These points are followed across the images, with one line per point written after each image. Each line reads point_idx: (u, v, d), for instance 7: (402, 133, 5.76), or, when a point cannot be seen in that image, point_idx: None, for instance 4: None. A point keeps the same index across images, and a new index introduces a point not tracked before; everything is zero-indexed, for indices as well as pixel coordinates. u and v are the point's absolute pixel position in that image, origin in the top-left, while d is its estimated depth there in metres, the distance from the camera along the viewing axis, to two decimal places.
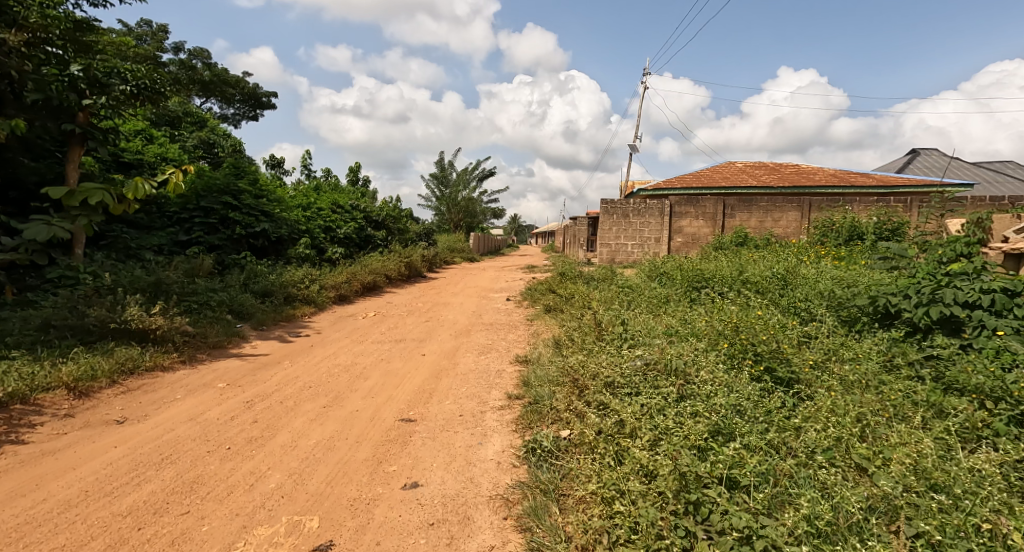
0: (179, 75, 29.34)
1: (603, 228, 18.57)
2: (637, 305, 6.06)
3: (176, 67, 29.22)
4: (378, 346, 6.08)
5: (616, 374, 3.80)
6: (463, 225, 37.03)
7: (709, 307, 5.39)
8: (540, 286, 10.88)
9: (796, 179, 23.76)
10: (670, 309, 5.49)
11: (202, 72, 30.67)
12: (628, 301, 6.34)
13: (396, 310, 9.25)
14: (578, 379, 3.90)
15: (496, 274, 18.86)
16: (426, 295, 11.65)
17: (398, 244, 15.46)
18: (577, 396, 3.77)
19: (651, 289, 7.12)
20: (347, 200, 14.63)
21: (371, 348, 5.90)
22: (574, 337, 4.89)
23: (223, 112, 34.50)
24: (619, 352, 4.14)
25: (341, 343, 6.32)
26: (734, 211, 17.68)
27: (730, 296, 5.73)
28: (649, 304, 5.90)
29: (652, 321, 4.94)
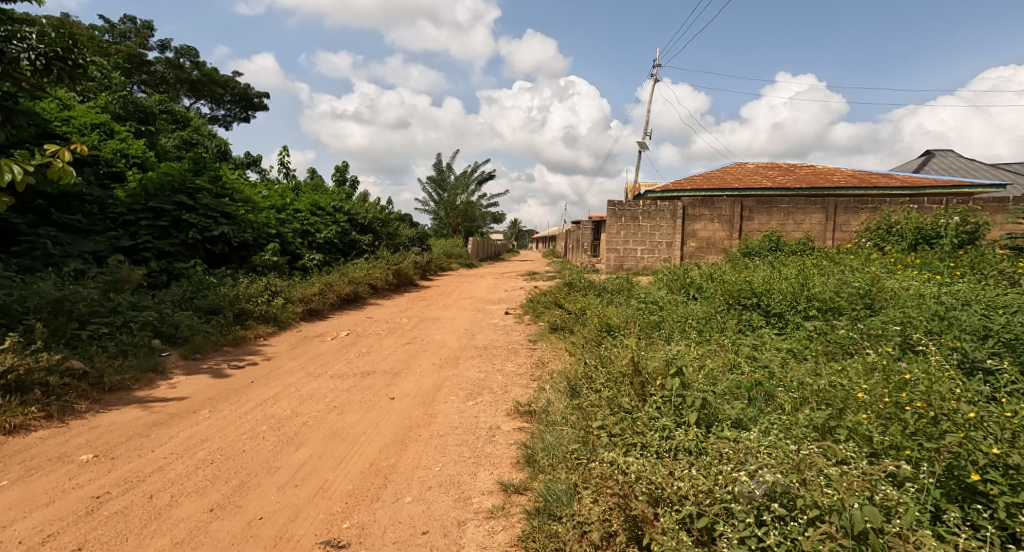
0: (166, 75, 28.11)
1: (610, 232, 17.24)
2: (675, 333, 4.71)
3: (162, 67, 27.94)
4: (342, 382, 4.72)
5: (686, 486, 2.43)
6: (461, 229, 35.70)
7: (781, 351, 4.08)
8: (545, 298, 9.52)
9: (813, 179, 22.46)
10: (728, 346, 4.16)
11: (189, 72, 29.39)
12: (663, 329, 4.98)
13: (376, 328, 7.90)
14: (620, 485, 2.53)
15: (495, 282, 17.57)
16: (415, 307, 10.31)
17: (387, 250, 14.12)
18: (632, 528, 2.42)
19: (686, 306, 5.77)
20: (329, 201, 13.29)
21: (330, 387, 4.54)
22: (601, 389, 3.54)
23: (213, 114, 33.22)
24: (664, 434, 2.85)
25: (297, 377, 4.96)
26: (753, 214, 16.38)
27: (811, 329, 4.37)
28: (692, 335, 4.61)
29: (716, 373, 3.58)
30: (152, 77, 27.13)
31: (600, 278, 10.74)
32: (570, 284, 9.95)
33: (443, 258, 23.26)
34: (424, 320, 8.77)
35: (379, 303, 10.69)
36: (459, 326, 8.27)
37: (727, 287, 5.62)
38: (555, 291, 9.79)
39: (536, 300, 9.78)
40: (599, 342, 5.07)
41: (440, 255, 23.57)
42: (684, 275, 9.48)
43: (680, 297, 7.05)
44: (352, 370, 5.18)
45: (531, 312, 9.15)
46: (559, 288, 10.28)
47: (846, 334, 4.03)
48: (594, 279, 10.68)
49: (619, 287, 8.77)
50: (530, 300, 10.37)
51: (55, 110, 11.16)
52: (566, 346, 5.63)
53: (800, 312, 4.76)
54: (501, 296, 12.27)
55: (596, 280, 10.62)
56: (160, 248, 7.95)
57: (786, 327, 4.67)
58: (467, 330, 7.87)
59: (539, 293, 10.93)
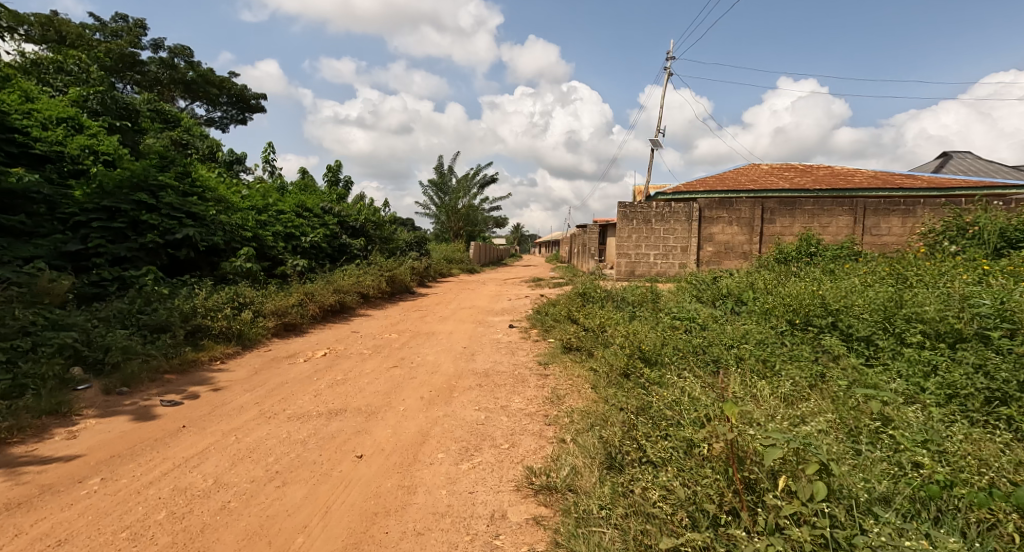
0: (159, 74, 27.07)
1: (621, 235, 16.14)
2: (737, 375, 3.71)
3: (155, 67, 26.88)
4: (307, 423, 3.73)
5: None
6: (463, 234, 34.61)
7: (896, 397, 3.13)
8: (555, 309, 8.45)
9: (832, 181, 21.39)
10: (821, 400, 3.24)
11: (183, 72, 28.35)
12: (719, 369, 3.99)
13: (362, 346, 6.82)
14: None
15: (497, 289, 16.48)
16: (410, 319, 9.25)
17: (381, 255, 13.03)
18: None
19: (741, 324, 4.75)
20: (318, 202, 12.23)
21: (290, 431, 3.56)
22: (656, 471, 2.63)
23: (209, 115, 32.19)
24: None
25: (254, 413, 3.97)
26: (774, 216, 15.30)
27: (922, 365, 3.43)
28: (768, 377, 3.68)
29: (825, 441, 2.64)
30: (145, 77, 26.11)
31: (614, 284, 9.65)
32: (581, 292, 8.88)
33: (442, 264, 22.14)
34: (417, 336, 7.69)
35: (369, 314, 9.62)
36: (458, 343, 7.18)
37: (791, 300, 4.59)
38: (566, 300, 8.72)
39: (545, 311, 8.72)
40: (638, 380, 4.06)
41: (439, 260, 22.44)
42: (712, 283, 8.38)
43: (723, 312, 5.96)
44: (325, 404, 4.17)
45: (538, 326, 8.07)
46: (570, 296, 9.22)
47: (972, 380, 3.11)
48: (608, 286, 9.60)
49: (640, 295, 7.67)
50: (537, 310, 9.31)
51: (13, 100, 10.05)
52: (591, 376, 4.58)
53: (898, 339, 3.76)
54: (504, 306, 11.20)
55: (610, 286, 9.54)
56: (114, 254, 6.86)
57: (881, 359, 3.67)
58: (465, 348, 6.79)
59: (546, 303, 9.85)
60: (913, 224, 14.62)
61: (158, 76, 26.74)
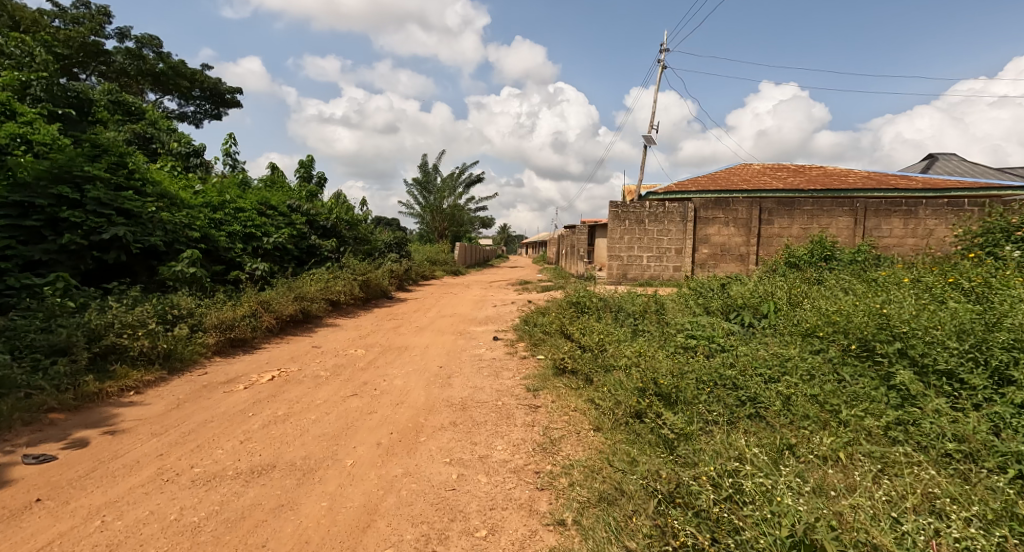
0: (125, 65, 25.71)
1: (612, 236, 15.29)
2: (785, 428, 2.90)
3: (121, 57, 25.54)
4: (218, 486, 2.80)
5: None
6: (447, 234, 33.58)
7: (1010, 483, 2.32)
8: (545, 320, 7.53)
9: (827, 181, 20.74)
10: (906, 473, 2.45)
11: (152, 63, 27.03)
12: (759, 412, 3.16)
13: (321, 365, 5.84)
14: None
15: (482, 293, 15.54)
16: (382, 331, 8.25)
17: (354, 258, 12.01)
18: None
19: (777, 348, 3.91)
20: (284, 200, 11.19)
21: (190, 503, 2.64)
22: None
23: (181, 109, 30.81)
24: None
25: (154, 469, 3.04)
26: (773, 217, 14.54)
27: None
28: (831, 424, 2.89)
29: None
30: (110, 67, 24.74)
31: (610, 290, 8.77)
32: (575, 298, 7.96)
33: (425, 265, 21.11)
34: (388, 352, 6.72)
35: (336, 325, 8.62)
36: (433, 362, 6.22)
37: (841, 320, 3.78)
38: (558, 308, 7.80)
39: (534, 322, 7.79)
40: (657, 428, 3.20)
41: (422, 262, 21.42)
42: (720, 290, 7.50)
43: (746, 328, 5.09)
44: (252, 454, 3.25)
45: (526, 341, 7.14)
46: (562, 302, 8.31)
47: None
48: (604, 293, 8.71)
49: (641, 305, 6.76)
50: (525, 320, 8.37)
51: None
52: (596, 415, 3.70)
53: (991, 374, 2.91)
54: (487, 314, 10.25)
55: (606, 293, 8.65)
56: (26, 257, 5.81)
57: (974, 402, 2.82)
58: (442, 368, 5.84)
59: (535, 311, 8.92)
60: (916, 226, 13.95)
61: (125, 66, 25.39)
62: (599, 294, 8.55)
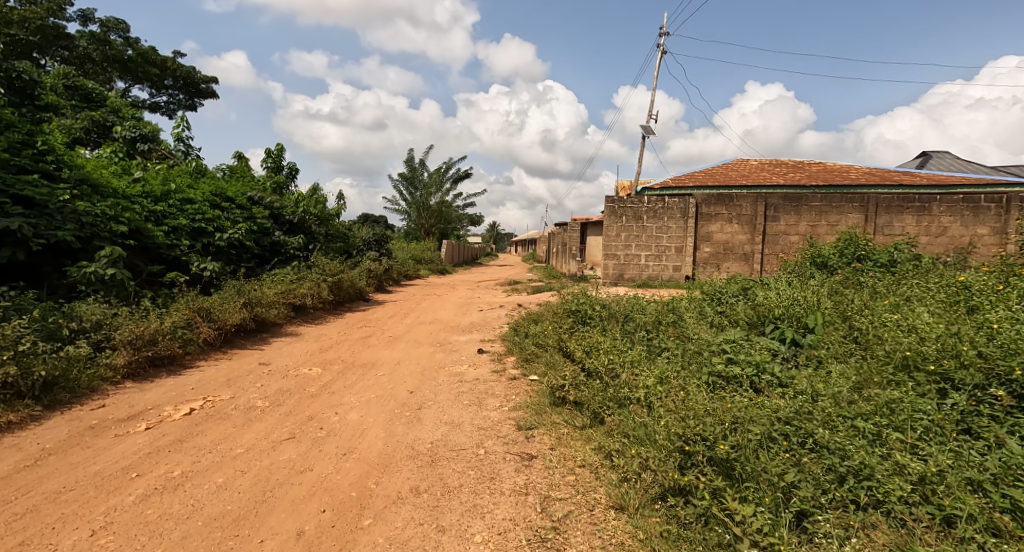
0: (90, 50, 24.31)
1: (607, 234, 14.23)
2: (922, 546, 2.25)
3: (85, 42, 24.21)
4: None
5: None
6: (435, 231, 32.39)
7: None
8: (539, 331, 6.49)
9: (828, 176, 19.81)
10: None
11: (120, 50, 25.67)
12: (864, 502, 2.47)
13: (261, 390, 4.70)
14: None
15: (469, 295, 14.42)
16: (348, 342, 7.13)
17: (325, 256, 10.86)
18: None
19: (862, 396, 3.10)
20: (243, 191, 10.00)
21: None
22: None
23: (153, 99, 29.42)
24: None
25: None
26: (778, 213, 13.55)
27: None
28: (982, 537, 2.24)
29: None
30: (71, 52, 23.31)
31: (613, 290, 7.71)
32: (575, 300, 6.92)
33: (409, 264, 19.96)
34: (348, 370, 5.61)
35: (296, 337, 7.48)
36: (401, 384, 5.13)
37: (946, 361, 3.11)
38: (555, 313, 6.76)
39: (528, 334, 6.74)
40: (722, 533, 2.39)
41: (405, 260, 20.26)
42: (741, 295, 6.45)
43: (794, 349, 4.15)
44: None
45: (518, 358, 6.08)
46: (560, 306, 7.27)
47: None
48: (607, 293, 7.64)
49: (652, 313, 5.71)
50: (516, 330, 7.30)
51: None
52: (615, 485, 2.79)
53: None
54: (471, 320, 9.14)
55: (610, 294, 7.59)
56: None
57: None
58: (410, 395, 4.74)
59: (526, 318, 7.82)
60: (929, 223, 13.00)
61: (89, 51, 23.99)
62: (602, 296, 7.49)
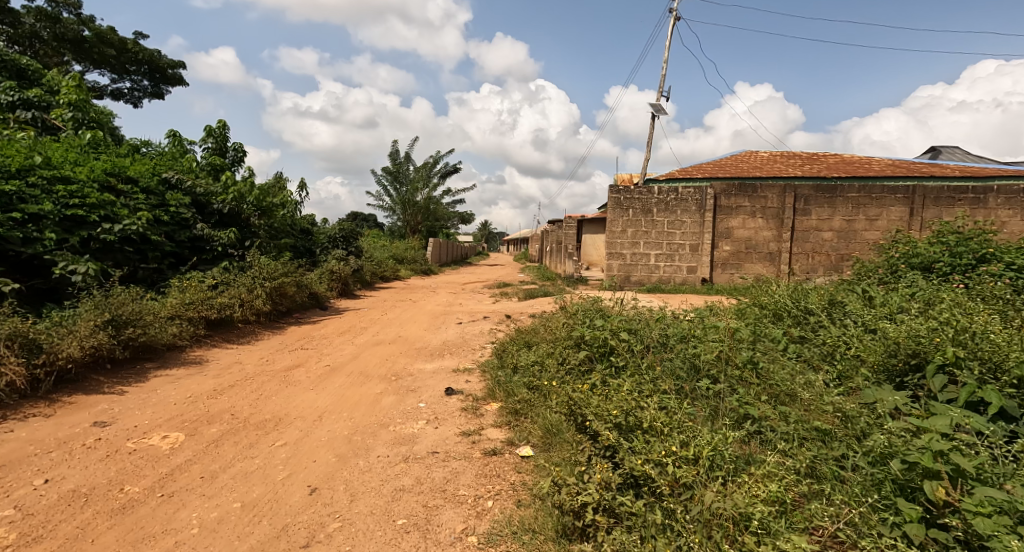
0: (37, 30, 22.08)
1: (610, 229, 12.18)
2: None
3: (32, 19, 21.95)
4: None
5: None
6: (421, 229, 30.28)
7: None
8: (534, 365, 4.50)
9: (852, 165, 17.69)
10: None
11: (74, 29, 23.34)
12: None
13: (36, 492, 2.65)
14: None
15: (450, 300, 12.34)
16: (264, 377, 5.07)
17: (266, 256, 8.77)
18: None
19: None
20: (152, 173, 7.88)
21: None
22: None
23: (115, 86, 27.23)
24: None
25: None
26: (810, 206, 11.41)
27: None
28: None
29: None
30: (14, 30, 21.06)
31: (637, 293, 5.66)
32: (589, 305, 4.92)
33: (386, 264, 17.85)
34: (230, 436, 3.55)
35: (194, 368, 5.43)
36: (302, 470, 3.07)
37: None
38: (558, 328, 4.77)
39: (519, 367, 4.73)
40: None
41: (384, 260, 18.21)
42: (827, 313, 4.38)
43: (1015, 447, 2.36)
44: None
45: (502, 411, 4.04)
46: (565, 312, 5.26)
47: None
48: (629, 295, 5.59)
49: (719, 342, 3.68)
50: (502, 362, 5.24)
51: None
52: None
53: None
54: (444, 339, 7.03)
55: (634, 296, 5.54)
56: None
57: None
58: (304, 504, 2.67)
59: (515, 341, 5.73)
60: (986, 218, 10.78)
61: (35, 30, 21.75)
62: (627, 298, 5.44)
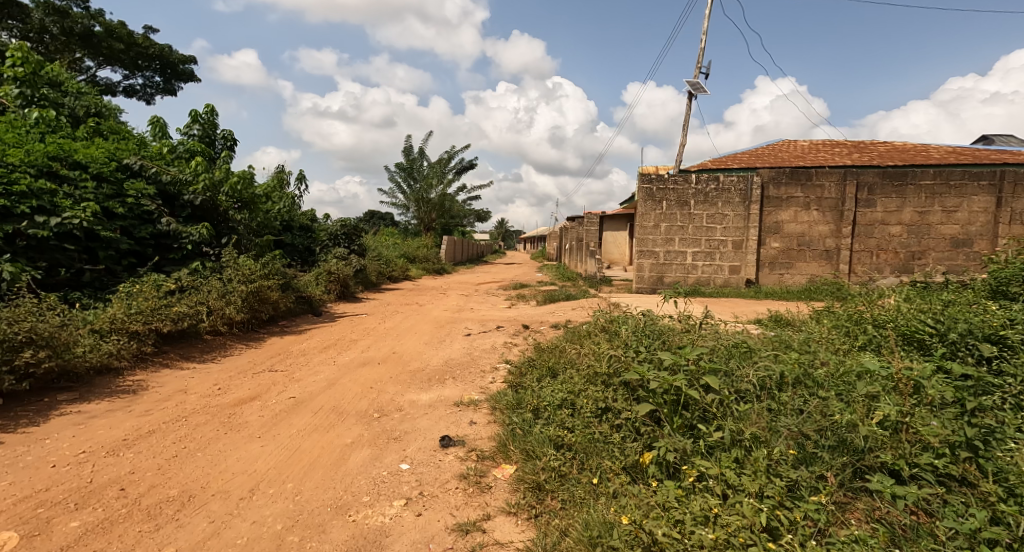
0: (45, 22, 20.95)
1: (641, 224, 10.83)
2: None
3: (40, 13, 20.38)
4: None
5: None
6: (435, 226, 29.16)
7: None
8: (566, 406, 3.32)
9: (906, 150, 16.06)
10: None
11: (86, 23, 21.97)
12: None
13: None
14: None
15: (462, 303, 11.12)
16: (202, 415, 3.82)
17: (247, 255, 7.60)
18: None
19: None
20: (108, 157, 6.74)
21: None
22: None
23: (125, 82, 26.39)
24: None
25: None
26: (875, 196, 9.96)
27: None
28: None
29: None
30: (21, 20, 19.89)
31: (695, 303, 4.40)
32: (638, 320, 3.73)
33: (395, 263, 16.63)
34: (89, 539, 2.30)
35: (121, 399, 4.21)
36: None
37: None
38: (597, 348, 3.58)
39: (543, 401, 3.55)
40: None
41: (394, 259, 17.06)
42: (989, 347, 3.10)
43: None
44: None
45: (521, 485, 2.76)
46: (603, 327, 4.02)
47: None
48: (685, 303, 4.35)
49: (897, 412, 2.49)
50: (518, 397, 3.98)
51: None
52: None
53: None
54: (447, 356, 5.78)
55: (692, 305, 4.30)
56: None
57: None
58: None
59: (537, 368, 4.48)
60: None
61: (42, 23, 20.65)
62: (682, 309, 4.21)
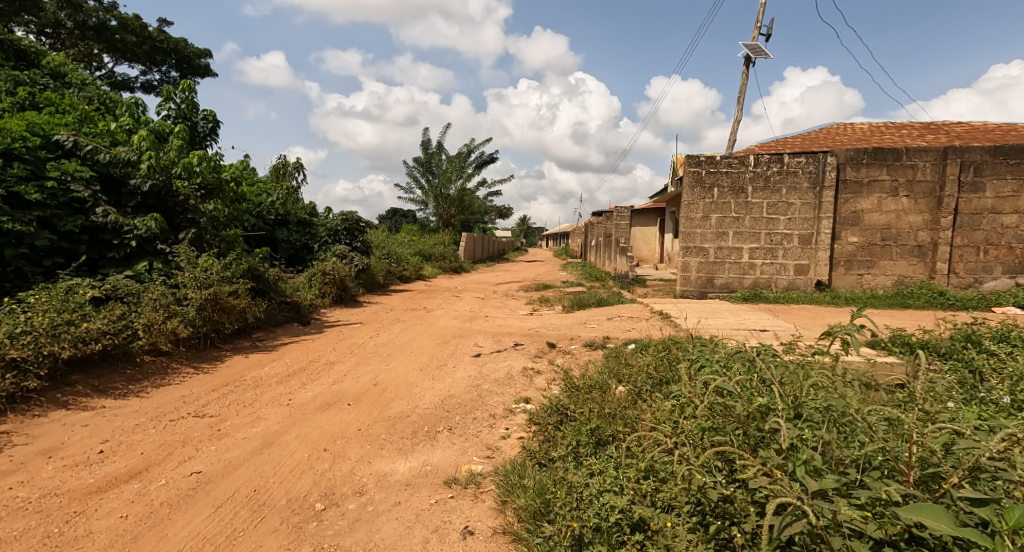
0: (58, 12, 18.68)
1: (689, 215, 9.13)
2: None
3: (53, 3, 18.05)
4: None
5: None
6: (454, 223, 27.73)
7: None
8: (637, 536, 2.01)
9: (981, 129, 14.22)
10: None
11: (100, 15, 19.83)
12: None
13: None
14: None
15: (478, 308, 9.63)
16: (31, 513, 2.35)
17: (207, 254, 6.01)
18: None
19: None
20: (28, 129, 5.32)
21: None
22: None
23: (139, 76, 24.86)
24: None
25: None
26: (981, 180, 8.40)
27: None
28: None
29: None
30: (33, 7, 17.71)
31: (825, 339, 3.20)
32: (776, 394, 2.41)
33: (406, 261, 15.10)
34: None
35: None
36: None
37: None
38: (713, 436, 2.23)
39: (589, 502, 2.23)
40: None
41: (406, 257, 15.61)
42: None
43: None
44: None
45: None
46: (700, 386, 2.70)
47: None
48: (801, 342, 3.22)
49: None
50: (545, 479, 2.55)
51: None
52: None
53: None
54: (446, 391, 4.28)
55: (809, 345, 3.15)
56: None
57: None
58: None
59: (577, 434, 2.95)
60: None
61: (59, 15, 18.42)
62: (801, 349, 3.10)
